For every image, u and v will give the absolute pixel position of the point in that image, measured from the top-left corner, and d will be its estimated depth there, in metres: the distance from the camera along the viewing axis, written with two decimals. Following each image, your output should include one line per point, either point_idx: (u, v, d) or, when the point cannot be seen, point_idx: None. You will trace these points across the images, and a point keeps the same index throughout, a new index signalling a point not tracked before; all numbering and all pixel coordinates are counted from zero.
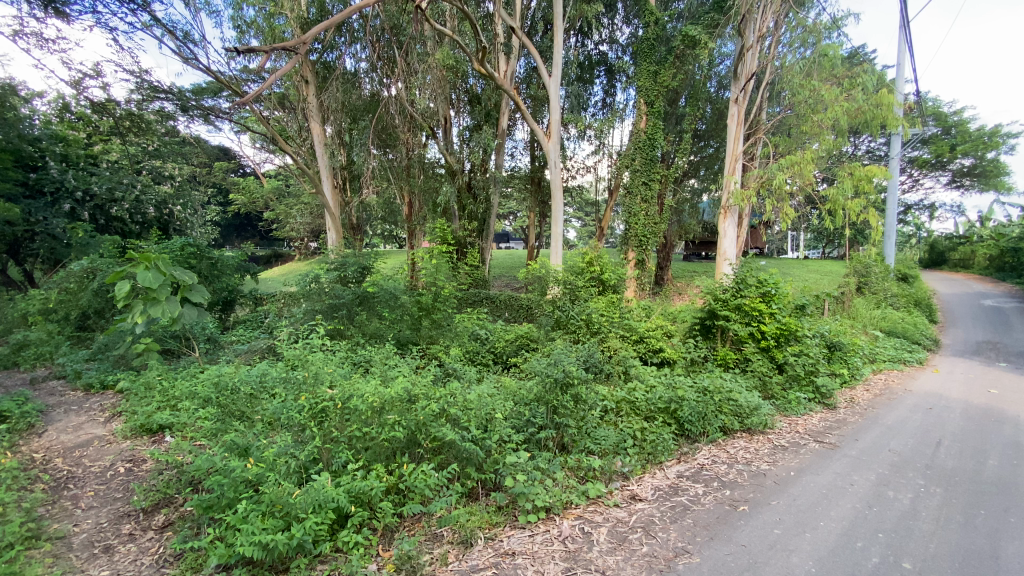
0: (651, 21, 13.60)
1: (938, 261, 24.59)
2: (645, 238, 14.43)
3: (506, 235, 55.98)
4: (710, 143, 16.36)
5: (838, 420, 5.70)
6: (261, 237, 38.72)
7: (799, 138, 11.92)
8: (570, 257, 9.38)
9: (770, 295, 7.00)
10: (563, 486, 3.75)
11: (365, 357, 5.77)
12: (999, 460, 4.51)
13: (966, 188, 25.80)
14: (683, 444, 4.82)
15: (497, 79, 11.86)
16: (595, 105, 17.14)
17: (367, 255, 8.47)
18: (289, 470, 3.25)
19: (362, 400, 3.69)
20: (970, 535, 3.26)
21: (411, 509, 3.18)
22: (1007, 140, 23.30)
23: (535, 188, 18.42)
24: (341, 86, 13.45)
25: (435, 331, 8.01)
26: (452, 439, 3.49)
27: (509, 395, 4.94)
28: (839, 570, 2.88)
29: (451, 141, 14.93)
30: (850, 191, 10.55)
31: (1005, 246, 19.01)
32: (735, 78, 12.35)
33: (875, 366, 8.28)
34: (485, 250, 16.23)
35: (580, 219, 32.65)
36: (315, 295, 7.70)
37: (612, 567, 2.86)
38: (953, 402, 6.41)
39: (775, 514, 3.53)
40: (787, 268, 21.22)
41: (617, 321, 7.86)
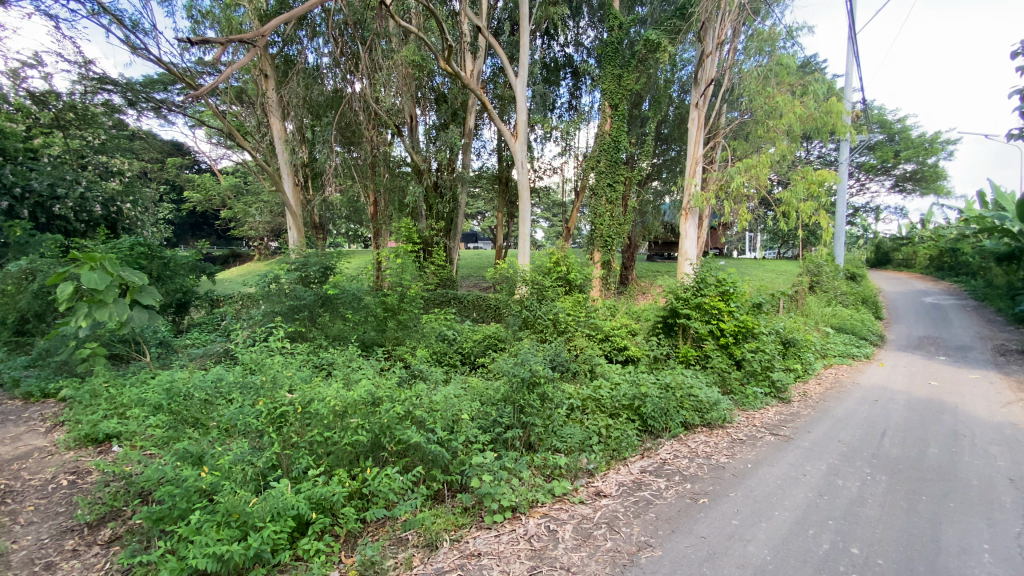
0: (615, 25, 13.82)
1: (884, 261, 26.04)
2: (610, 238, 14.62)
3: (473, 233, 55.84)
4: (672, 147, 16.83)
5: (792, 413, 5.96)
6: (217, 236, 37.18)
7: (755, 143, 12.29)
8: (537, 257, 9.58)
9: (729, 294, 7.21)
10: (529, 484, 3.76)
11: (328, 359, 5.65)
12: (939, 449, 4.80)
13: (908, 191, 27.42)
14: (647, 439, 4.94)
15: (464, 78, 11.77)
16: (562, 106, 17.32)
17: (330, 255, 8.22)
18: (246, 478, 3.12)
19: (324, 404, 3.64)
20: (913, 520, 3.46)
21: (374, 514, 3.12)
22: (946, 147, 24.87)
23: (503, 188, 18.47)
24: (301, 80, 13.00)
25: (402, 332, 7.93)
26: (417, 441, 3.44)
27: (476, 396, 4.90)
28: (792, 558, 3.00)
29: (418, 140, 14.84)
30: (803, 194, 11.01)
31: (944, 247, 20.29)
32: (695, 83, 12.67)
33: (827, 361, 8.67)
34: (452, 250, 16.15)
35: (547, 218, 32.91)
36: (274, 296, 7.44)
37: (577, 564, 2.90)
38: (897, 394, 6.78)
39: (733, 506, 3.65)
40: (745, 268, 22.00)
41: (583, 319, 7.96)
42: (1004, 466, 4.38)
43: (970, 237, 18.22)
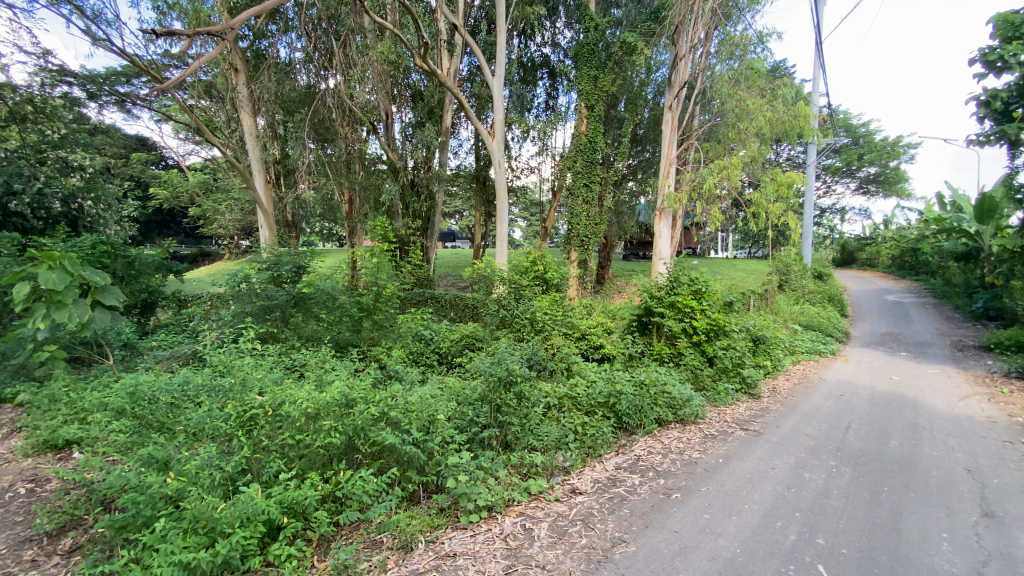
0: (591, 27, 13.92)
1: (849, 260, 26.98)
2: (586, 238, 14.75)
3: (451, 232, 55.59)
4: (647, 148, 17.07)
5: (761, 409, 6.13)
6: (185, 234, 36.01)
7: (727, 145, 12.52)
8: (515, 256, 9.59)
9: (701, 292, 7.35)
10: (505, 483, 3.77)
11: (300, 360, 5.56)
12: (899, 441, 5.00)
13: (871, 193, 28.43)
14: (622, 436, 5.01)
15: (440, 76, 11.70)
16: (538, 106, 17.37)
17: (303, 253, 8.06)
18: (214, 482, 3.04)
19: (295, 406, 3.56)
20: (875, 510, 3.60)
21: (348, 517, 3.07)
22: (906, 150, 25.87)
23: (480, 187, 18.42)
24: (272, 75, 12.71)
25: (377, 331, 7.85)
26: (392, 443, 3.40)
27: (452, 396, 4.88)
28: (761, 549, 3.08)
29: (394, 137, 14.81)
30: (772, 195, 11.29)
31: (906, 247, 21.11)
32: (669, 85, 12.86)
33: (795, 358, 8.94)
34: (429, 249, 16.01)
35: (524, 216, 33.01)
36: (244, 296, 7.24)
37: (552, 561, 2.92)
38: (861, 389, 7.02)
39: (704, 500, 3.73)
40: (717, 267, 22.49)
41: (560, 318, 8.02)
42: (961, 457, 4.58)
43: (929, 238, 19.02)
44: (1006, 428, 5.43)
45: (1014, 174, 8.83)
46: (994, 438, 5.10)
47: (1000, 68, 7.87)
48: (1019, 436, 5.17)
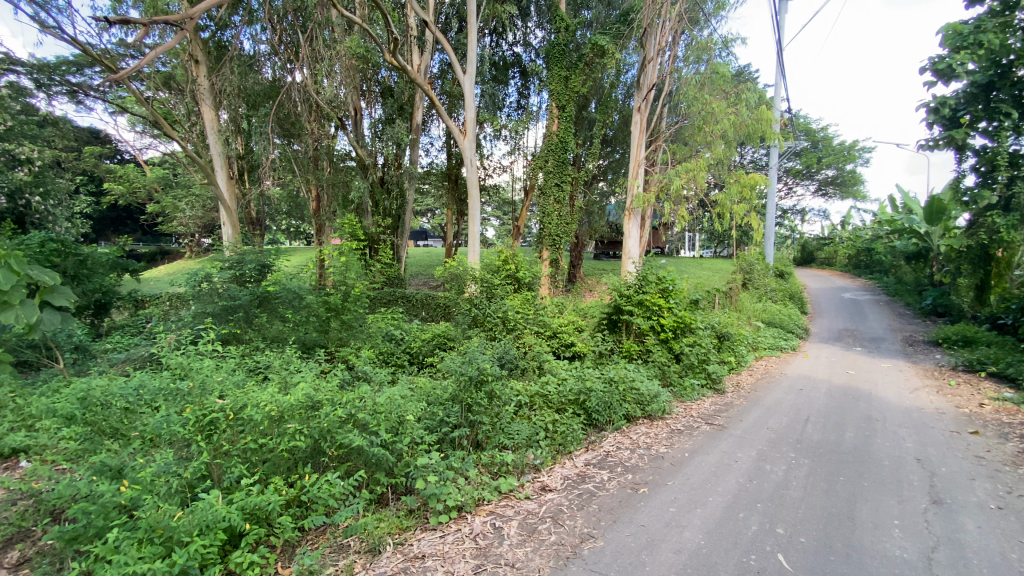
0: (561, 27, 14.01)
1: (809, 259, 28.07)
2: (558, 238, 14.82)
3: (423, 231, 55.11)
4: (617, 149, 17.29)
5: (726, 403, 6.31)
6: (143, 232, 34.51)
7: (693, 147, 12.82)
8: (487, 255, 9.61)
9: (668, 291, 7.53)
10: (475, 483, 3.76)
11: (263, 362, 5.41)
12: (855, 433, 5.23)
13: (829, 195, 29.61)
14: (591, 433, 5.07)
15: (411, 73, 11.54)
16: (510, 106, 17.38)
17: (268, 252, 7.86)
18: (171, 490, 2.92)
19: (257, 409, 3.47)
20: (832, 499, 3.75)
21: (313, 522, 3.00)
22: (862, 154, 27.08)
23: (452, 185, 18.29)
24: (235, 68, 12.31)
25: (346, 332, 7.72)
26: (360, 445, 3.34)
27: (422, 397, 4.82)
28: (723, 540, 3.17)
29: (363, 134, 14.61)
30: (736, 196, 11.63)
31: (861, 247, 22.10)
32: (637, 87, 13.06)
33: (757, 354, 9.24)
34: (399, 248, 15.79)
35: (497, 215, 33.10)
36: (205, 296, 7.01)
37: (521, 559, 2.93)
38: (820, 383, 7.31)
39: (670, 494, 3.82)
40: (684, 266, 22.99)
41: (532, 317, 8.03)
42: (911, 448, 4.82)
43: (882, 238, 19.95)
44: (952, 418, 5.75)
45: (960, 178, 9.34)
46: (942, 428, 5.39)
47: (950, 76, 8.31)
48: (964, 426, 5.49)
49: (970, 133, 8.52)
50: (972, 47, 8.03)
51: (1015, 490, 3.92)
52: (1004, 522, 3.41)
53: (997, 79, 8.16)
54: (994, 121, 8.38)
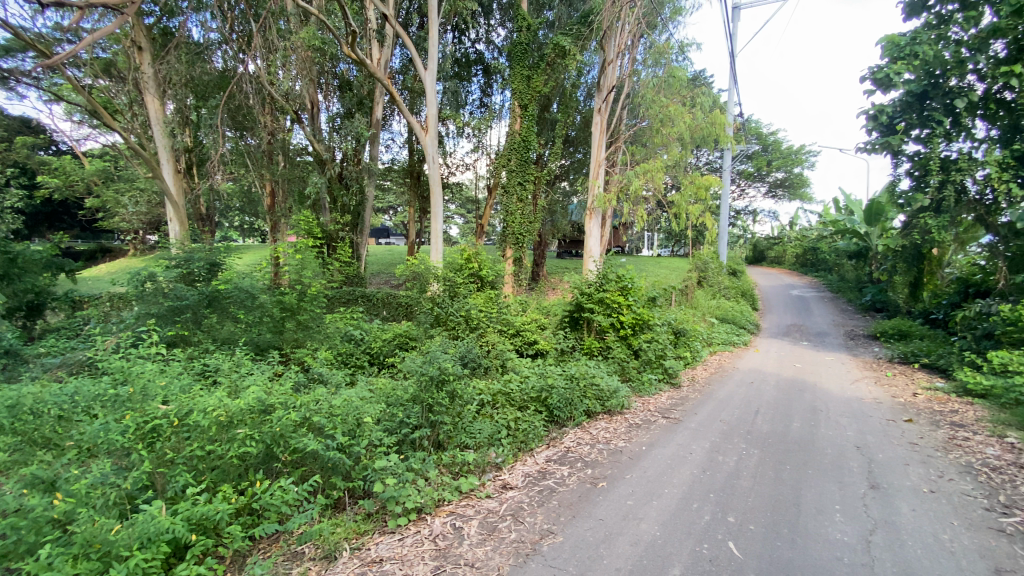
0: (523, 26, 14.03)
1: (760, 258, 29.33)
2: (521, 236, 14.85)
3: (385, 229, 54.17)
4: (578, 149, 17.52)
5: (681, 397, 6.52)
6: (81, 229, 32.33)
7: (652, 148, 13.14)
8: (449, 253, 9.55)
9: (627, 289, 7.68)
10: (435, 484, 3.73)
11: (212, 365, 5.20)
12: (800, 423, 5.50)
13: (778, 197, 31.05)
14: (552, 429, 5.13)
15: (371, 67, 11.27)
16: (472, 103, 17.30)
17: (218, 249, 7.55)
18: (109, 503, 2.75)
19: (204, 414, 3.33)
20: (779, 486, 3.94)
21: (264, 529, 2.89)
22: (808, 158, 28.51)
23: (414, 182, 18.03)
24: (182, 56, 11.75)
25: (302, 332, 7.47)
26: (314, 449, 3.26)
27: (381, 398, 4.73)
28: (678, 530, 3.28)
29: (320, 128, 14.28)
30: (691, 197, 12.01)
31: (807, 246, 23.29)
32: (597, 89, 13.29)
33: (712, 349, 9.58)
34: (359, 246, 15.43)
35: (460, 213, 33.05)
36: (149, 297, 6.70)
37: (481, 558, 2.93)
38: (769, 376, 7.64)
39: (627, 487, 3.91)
40: (643, 265, 23.55)
41: (495, 315, 8.02)
42: (851, 436, 5.12)
43: (826, 238, 21.09)
44: (888, 407, 6.14)
45: (896, 182, 9.95)
46: (880, 417, 5.75)
47: (887, 85, 8.82)
48: (899, 414, 5.88)
49: (904, 139, 9.07)
50: (909, 58, 8.61)
51: (944, 473, 4.22)
52: (934, 504, 3.67)
53: (930, 89, 8.73)
54: (927, 128, 8.93)
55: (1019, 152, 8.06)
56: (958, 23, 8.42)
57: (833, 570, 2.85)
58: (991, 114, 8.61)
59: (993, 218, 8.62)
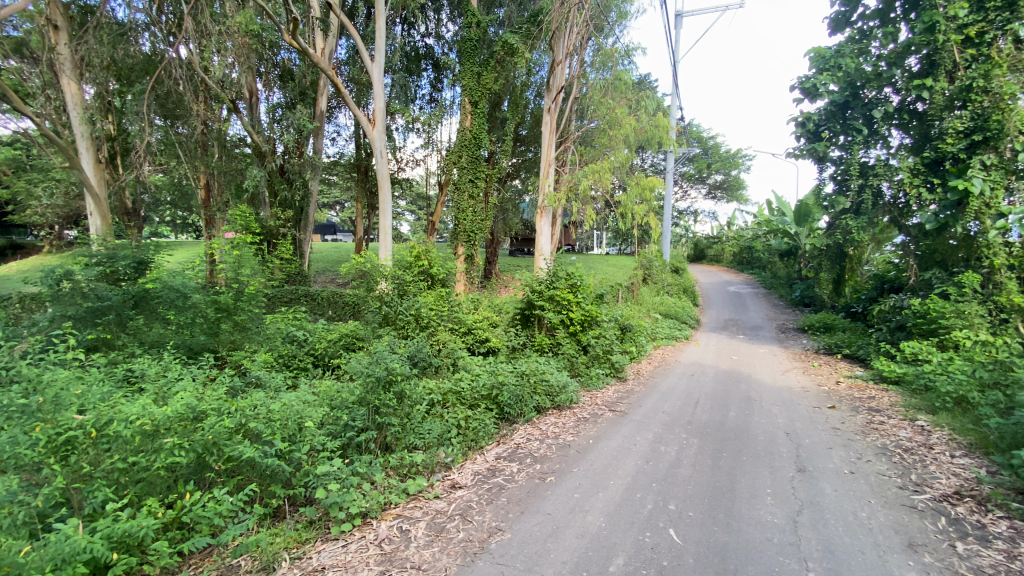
0: (473, 22, 13.96)
1: (700, 256, 30.70)
2: (472, 233, 14.74)
3: (331, 225, 52.48)
4: (529, 148, 17.65)
5: (628, 390, 6.73)
6: None
7: (600, 149, 13.45)
8: (397, 251, 9.40)
9: (577, 286, 7.84)
10: (382, 487, 3.66)
11: (137, 370, 4.86)
12: (736, 412, 5.82)
13: (717, 199, 32.60)
14: (503, 426, 5.17)
15: (315, 57, 10.85)
16: (422, 98, 17.06)
17: (146, 247, 7.09)
18: (17, 523, 2.51)
19: (127, 424, 3.12)
20: (716, 473, 4.14)
21: (194, 544, 2.73)
22: (744, 162, 30.10)
23: (361, 177, 17.54)
24: (103, 38, 10.77)
25: (239, 334, 7.15)
26: (250, 456, 3.12)
27: (325, 401, 4.57)
28: (622, 521, 3.38)
29: (259, 118, 13.78)
30: (637, 197, 12.39)
31: (744, 245, 24.59)
32: (547, 89, 13.09)
33: (655, 343, 9.96)
34: (302, 243, 14.86)
35: (411, 211, 32.56)
36: (64, 297, 6.07)
37: (428, 560, 2.90)
38: (709, 369, 8.00)
39: (575, 480, 3.99)
40: (592, 263, 24.07)
41: (445, 314, 7.94)
42: (781, 423, 5.46)
43: (760, 237, 22.41)
44: (815, 395, 6.60)
45: (821, 186, 10.67)
46: (807, 405, 6.17)
47: (814, 95, 9.49)
48: (824, 401, 6.33)
49: (829, 146, 9.81)
50: (833, 69, 9.35)
51: (863, 455, 4.59)
52: (854, 484, 3.99)
53: (851, 100, 9.43)
54: (849, 136, 9.65)
55: (927, 159, 8.59)
56: (878, 39, 9.14)
57: (763, 550, 3.03)
58: (905, 123, 9.25)
59: (904, 220, 9.30)
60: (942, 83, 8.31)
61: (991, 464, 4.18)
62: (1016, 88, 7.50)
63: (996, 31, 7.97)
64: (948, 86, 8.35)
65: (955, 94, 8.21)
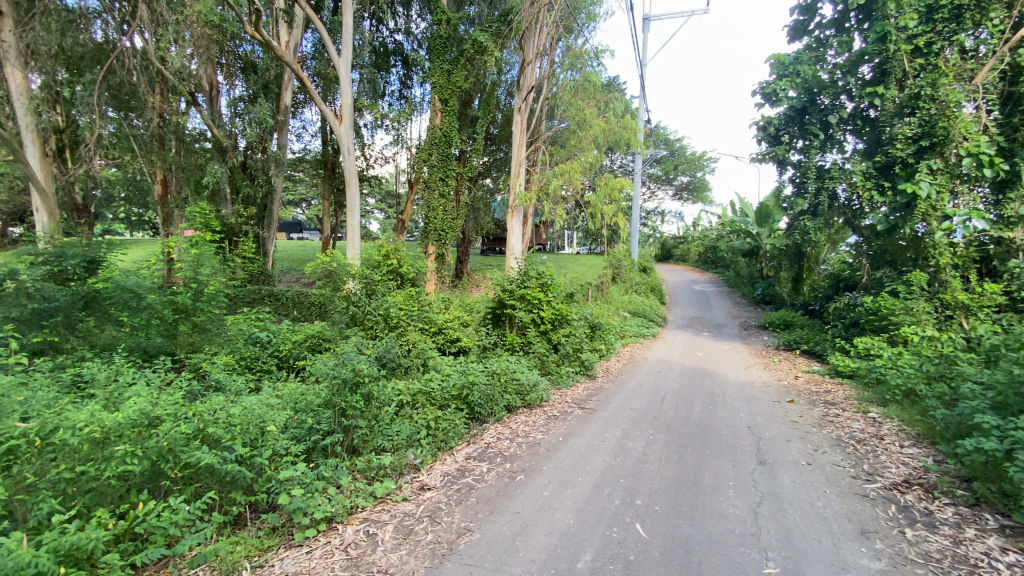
0: (443, 20, 13.83)
1: (667, 256, 31.40)
2: (443, 232, 14.63)
3: (298, 223, 51.22)
4: (500, 147, 17.66)
5: (597, 387, 6.82)
6: None
7: (571, 150, 13.59)
8: (366, 249, 9.22)
9: (547, 285, 7.90)
10: (348, 490, 3.60)
11: (87, 375, 4.62)
12: (701, 407, 5.98)
13: (683, 200, 33.39)
14: (474, 426, 5.15)
15: (278, 50, 10.54)
16: (391, 95, 16.84)
17: (97, 245, 6.82)
18: None
19: (74, 431, 2.96)
20: (681, 468, 4.25)
21: (148, 555, 2.61)
22: (708, 164, 30.92)
23: (328, 174, 17.16)
24: (51, 25, 10.14)
25: (198, 336, 6.89)
26: (209, 463, 3.02)
27: (289, 404, 4.45)
28: (590, 517, 3.42)
29: (220, 112, 13.26)
30: (606, 197, 12.58)
31: (708, 245, 25.26)
32: (517, 88, 13.10)
33: (624, 341, 10.10)
34: (266, 241, 14.48)
35: (380, 209, 32.12)
36: (6, 299, 5.63)
37: (395, 564, 2.86)
38: (675, 366, 8.18)
39: (544, 478, 4.02)
40: (562, 262, 24.26)
41: (415, 314, 7.85)
42: (744, 417, 5.64)
43: (724, 237, 23.08)
44: (775, 390, 6.84)
45: (781, 188, 11.03)
46: (768, 399, 6.40)
47: (774, 100, 9.85)
48: (783, 396, 6.57)
49: (788, 150, 10.18)
50: (793, 75, 9.68)
51: (819, 447, 4.79)
52: (811, 475, 4.15)
53: (809, 105, 9.83)
54: (806, 140, 10.04)
55: (879, 164, 9.01)
56: (833, 48, 9.53)
57: (725, 542, 3.12)
58: (858, 129, 9.72)
59: (858, 221, 9.74)
60: (892, 91, 8.73)
61: (937, 453, 4.42)
62: (961, 96, 7.83)
63: (944, 41, 8.32)
64: (898, 94, 8.78)
65: (904, 102, 8.62)
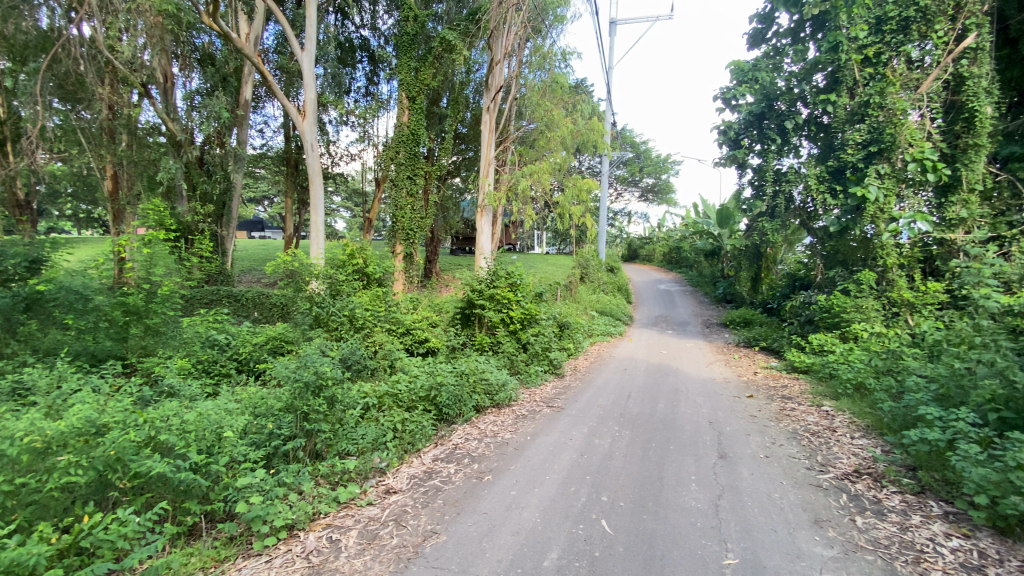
0: (410, 16, 13.63)
1: (634, 256, 31.98)
2: (411, 232, 14.43)
3: (260, 222, 49.67)
4: (469, 147, 17.61)
5: (565, 386, 6.89)
6: None
7: (540, 150, 13.68)
8: (330, 249, 9.01)
9: (516, 285, 7.98)
10: (311, 496, 3.52)
11: (27, 382, 4.35)
12: (665, 404, 6.11)
13: (648, 201, 34.07)
14: (442, 427, 5.11)
15: (237, 42, 10.19)
16: (357, 91, 16.56)
17: (41, 243, 6.35)
18: None
19: (12, 441, 2.79)
20: (646, 463, 4.34)
21: (93, 570, 2.48)
22: (673, 166, 31.65)
23: (291, 171, 16.72)
24: None
25: (151, 339, 6.61)
26: (160, 471, 2.90)
27: (248, 409, 4.31)
28: (557, 515, 3.46)
29: (175, 105, 12.69)
30: (574, 198, 12.71)
31: (673, 246, 25.87)
32: (487, 88, 13.06)
33: (591, 340, 10.22)
34: (224, 240, 14.00)
35: (346, 207, 31.51)
36: None
37: (359, 569, 2.82)
38: (641, 364, 8.33)
39: (511, 477, 4.03)
40: (531, 262, 24.33)
41: (382, 314, 7.69)
42: (706, 413, 5.81)
43: (687, 238, 23.69)
44: (736, 386, 7.07)
45: (741, 190, 11.41)
46: (728, 395, 6.60)
47: (733, 105, 10.17)
48: (743, 391, 6.79)
49: (747, 154, 10.53)
50: (751, 81, 10.11)
51: (776, 440, 4.98)
52: (768, 467, 4.31)
53: (766, 111, 10.18)
54: (764, 144, 10.41)
55: (831, 168, 9.46)
56: (790, 56, 9.92)
57: (686, 535, 3.21)
58: (813, 135, 10.16)
59: (812, 223, 10.17)
60: (844, 99, 9.20)
61: (884, 443, 4.66)
62: (906, 104, 8.26)
63: (891, 52, 8.79)
64: (849, 102, 9.24)
65: (855, 109, 9.09)
